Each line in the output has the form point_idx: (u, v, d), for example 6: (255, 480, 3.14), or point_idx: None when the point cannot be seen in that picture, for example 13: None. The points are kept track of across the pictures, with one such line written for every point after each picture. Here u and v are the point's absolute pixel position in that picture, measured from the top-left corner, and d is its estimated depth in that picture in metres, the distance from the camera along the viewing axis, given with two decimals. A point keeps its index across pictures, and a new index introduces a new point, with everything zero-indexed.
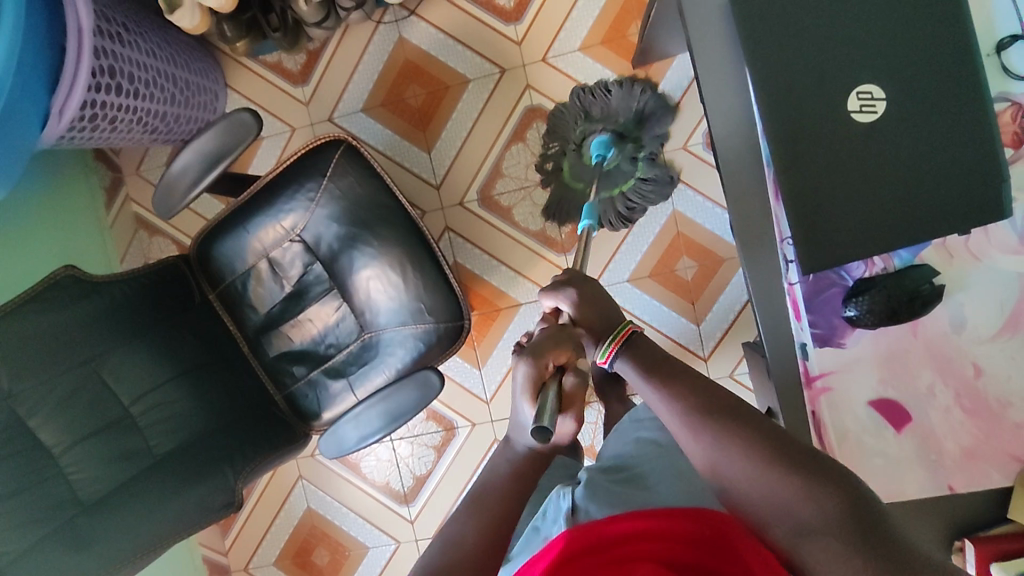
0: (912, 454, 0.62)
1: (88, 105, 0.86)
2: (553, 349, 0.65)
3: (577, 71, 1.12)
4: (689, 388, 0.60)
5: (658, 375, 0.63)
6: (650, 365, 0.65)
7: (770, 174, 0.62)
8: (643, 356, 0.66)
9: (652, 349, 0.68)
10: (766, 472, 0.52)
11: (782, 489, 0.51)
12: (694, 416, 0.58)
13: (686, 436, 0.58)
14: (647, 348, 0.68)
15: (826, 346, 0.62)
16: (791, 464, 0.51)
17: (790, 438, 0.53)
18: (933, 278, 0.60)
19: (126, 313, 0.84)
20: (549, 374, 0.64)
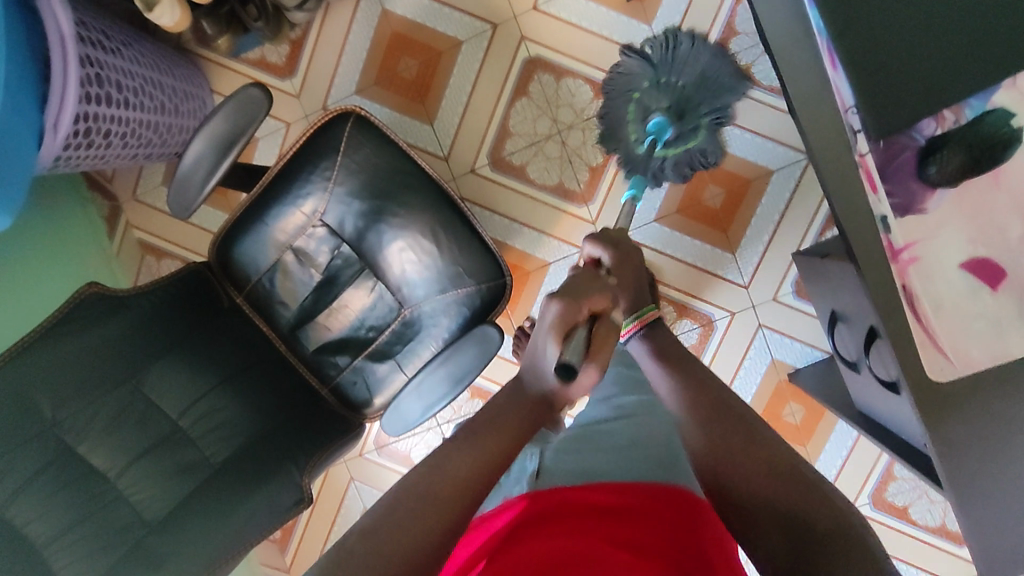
0: (1013, 312, 0.59)
1: (81, 118, 0.82)
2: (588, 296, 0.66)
3: (571, 14, 1.09)
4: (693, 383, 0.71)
5: (667, 365, 0.76)
6: (665, 353, 0.78)
7: (823, 45, 0.59)
8: (660, 344, 0.80)
9: (668, 338, 0.81)
10: (768, 482, 0.59)
11: (776, 497, 0.58)
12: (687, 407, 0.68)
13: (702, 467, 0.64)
14: (662, 336, 0.82)
15: (908, 215, 0.59)
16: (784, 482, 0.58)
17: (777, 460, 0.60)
18: (1009, 120, 0.55)
19: (158, 326, 0.79)
20: (580, 318, 0.64)
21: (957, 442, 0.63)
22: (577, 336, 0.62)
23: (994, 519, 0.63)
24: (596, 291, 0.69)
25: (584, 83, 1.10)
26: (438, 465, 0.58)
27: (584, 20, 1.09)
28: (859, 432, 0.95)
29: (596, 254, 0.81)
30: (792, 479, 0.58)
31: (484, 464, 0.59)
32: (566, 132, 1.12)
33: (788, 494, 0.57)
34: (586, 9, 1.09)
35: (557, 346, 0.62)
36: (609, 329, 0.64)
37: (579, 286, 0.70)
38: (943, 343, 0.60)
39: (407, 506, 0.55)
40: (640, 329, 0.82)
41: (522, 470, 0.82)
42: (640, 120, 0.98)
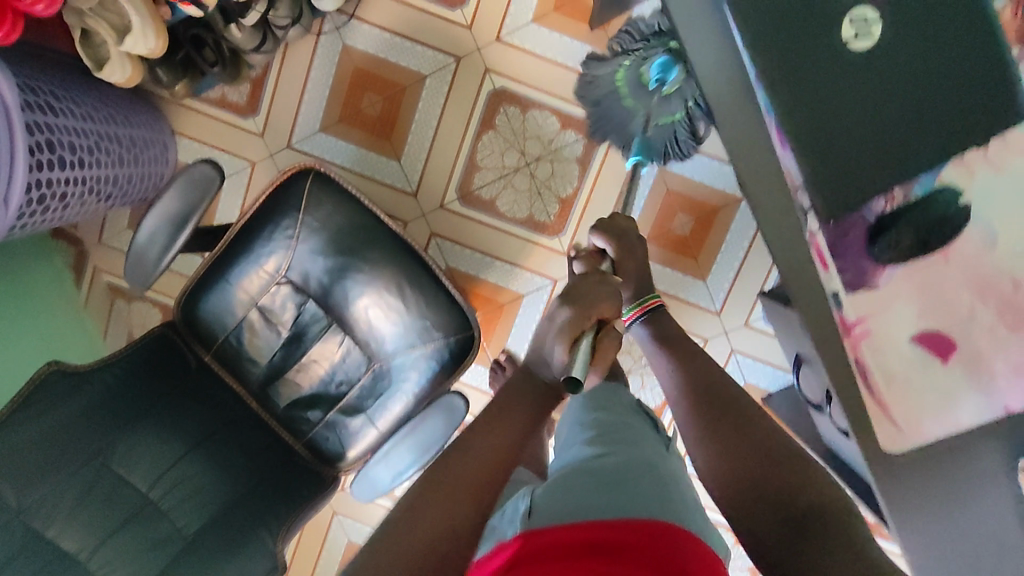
0: (962, 383, 0.59)
1: (35, 186, 0.80)
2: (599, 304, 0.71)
3: (535, 45, 1.07)
4: (700, 372, 0.77)
5: (666, 347, 0.84)
6: (666, 337, 0.85)
7: (771, 124, 0.59)
8: (658, 328, 0.87)
9: (668, 322, 0.88)
10: (770, 470, 0.63)
11: (779, 482, 0.62)
12: (686, 398, 0.75)
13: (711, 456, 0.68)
14: (663, 322, 0.88)
15: (859, 291, 0.61)
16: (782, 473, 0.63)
17: (772, 451, 0.65)
18: (958, 198, 0.55)
19: (122, 400, 0.79)
20: (587, 325, 0.70)
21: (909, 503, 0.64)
22: (583, 344, 0.67)
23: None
24: (603, 291, 0.73)
25: (551, 115, 1.09)
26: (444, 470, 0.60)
27: (549, 50, 1.07)
28: (827, 464, 0.96)
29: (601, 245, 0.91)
30: (781, 463, 0.64)
31: (487, 467, 0.61)
32: (534, 164, 1.11)
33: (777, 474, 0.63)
34: (550, 39, 1.07)
35: (566, 352, 0.67)
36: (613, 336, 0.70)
37: (587, 284, 0.74)
38: (895, 413, 0.62)
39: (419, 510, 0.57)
40: (641, 315, 0.90)
41: (515, 510, 0.72)
42: (638, 83, 0.96)
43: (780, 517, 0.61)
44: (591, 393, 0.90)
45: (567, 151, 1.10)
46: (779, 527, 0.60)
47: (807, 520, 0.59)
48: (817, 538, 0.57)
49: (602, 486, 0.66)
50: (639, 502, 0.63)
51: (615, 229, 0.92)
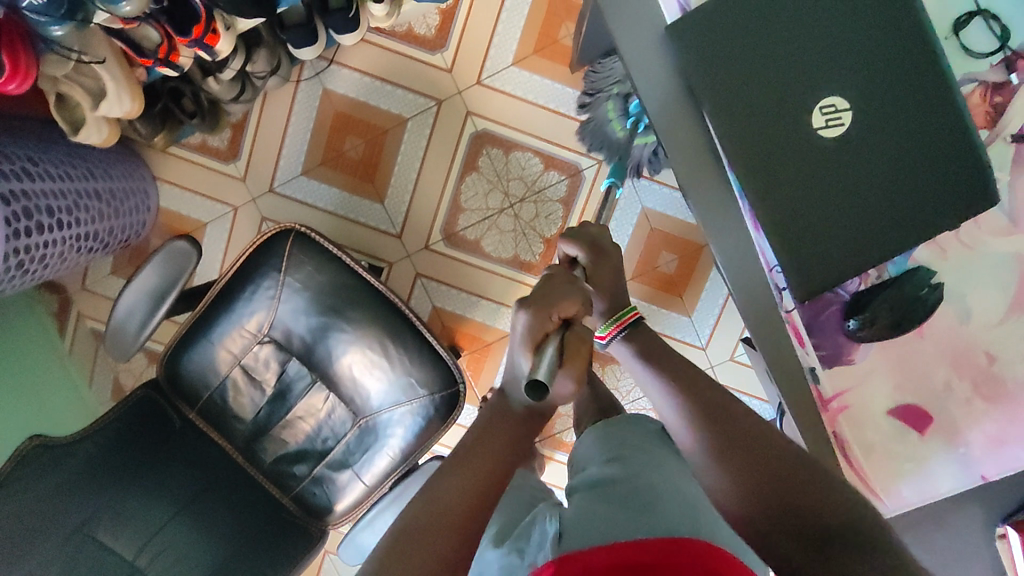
0: (940, 455, 0.60)
1: (11, 255, 0.79)
2: (560, 303, 0.61)
3: (516, 87, 1.08)
4: (687, 381, 0.61)
5: (654, 362, 0.66)
6: (648, 350, 0.68)
7: (745, 207, 0.59)
8: (643, 345, 0.70)
9: (652, 337, 0.71)
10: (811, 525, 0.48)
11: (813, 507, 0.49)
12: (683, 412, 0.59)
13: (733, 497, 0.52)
14: (648, 335, 0.71)
15: (837, 366, 0.60)
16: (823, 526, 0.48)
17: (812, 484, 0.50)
18: (931, 279, 0.58)
19: (105, 467, 0.80)
20: (550, 326, 0.60)
21: None
22: (550, 347, 0.57)
23: None
24: (566, 291, 0.63)
25: (533, 156, 1.09)
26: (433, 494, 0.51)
27: (530, 93, 1.08)
28: None
29: (572, 252, 0.77)
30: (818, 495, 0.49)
31: (477, 490, 0.52)
32: (518, 205, 1.11)
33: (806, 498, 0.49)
34: (531, 82, 1.07)
35: (528, 358, 0.58)
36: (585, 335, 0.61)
37: (548, 285, 0.65)
38: (875, 484, 0.61)
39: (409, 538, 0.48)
40: (620, 331, 0.72)
41: (543, 535, 0.55)
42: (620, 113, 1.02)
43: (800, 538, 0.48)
44: (586, 437, 0.66)
45: (551, 192, 1.10)
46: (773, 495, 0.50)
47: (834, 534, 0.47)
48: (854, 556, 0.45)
49: (622, 511, 0.49)
50: (665, 513, 0.48)
51: (586, 235, 0.78)
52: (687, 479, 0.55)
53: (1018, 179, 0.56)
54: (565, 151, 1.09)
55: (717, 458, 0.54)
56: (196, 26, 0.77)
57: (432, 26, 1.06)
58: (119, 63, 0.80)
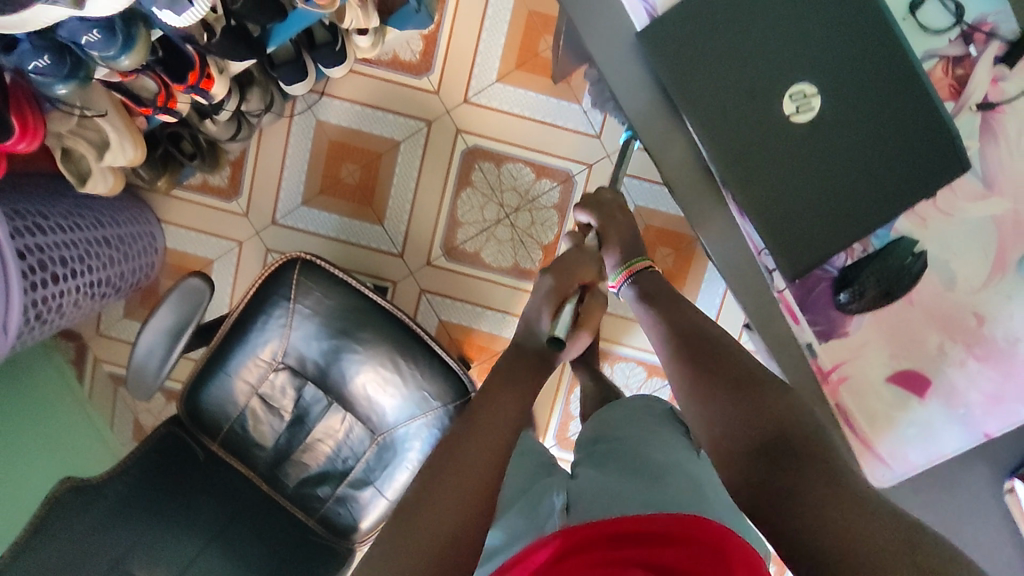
0: (941, 416, 0.62)
1: (30, 306, 0.82)
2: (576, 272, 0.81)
3: (501, 102, 1.11)
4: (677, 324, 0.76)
5: (655, 307, 0.80)
6: (651, 295, 0.82)
7: (728, 195, 0.62)
8: (648, 287, 0.83)
9: (656, 283, 0.84)
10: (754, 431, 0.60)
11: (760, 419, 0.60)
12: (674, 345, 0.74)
13: (700, 410, 0.66)
14: (650, 281, 0.84)
15: (832, 340, 0.62)
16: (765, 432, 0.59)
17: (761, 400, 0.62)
18: (913, 248, 0.60)
19: (136, 502, 0.81)
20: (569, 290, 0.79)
21: None
22: (566, 311, 0.77)
23: None
24: (582, 260, 0.82)
25: (524, 166, 1.12)
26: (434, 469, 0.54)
27: (516, 107, 1.11)
28: None
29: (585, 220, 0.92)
30: (767, 403, 0.61)
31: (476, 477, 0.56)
32: (514, 215, 1.14)
33: (762, 401, 0.62)
34: (517, 96, 1.11)
35: (551, 317, 0.77)
36: (592, 299, 0.82)
37: (564, 257, 0.83)
38: (881, 451, 0.63)
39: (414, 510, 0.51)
40: (629, 277, 0.85)
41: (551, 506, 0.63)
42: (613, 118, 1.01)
43: (746, 430, 0.61)
44: (601, 412, 0.76)
45: (545, 200, 1.13)
46: (732, 401, 0.64)
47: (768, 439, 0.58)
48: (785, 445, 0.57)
49: (624, 475, 0.60)
50: (669, 483, 0.57)
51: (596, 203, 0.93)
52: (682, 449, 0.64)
53: (989, 147, 0.58)
54: (554, 159, 1.12)
55: (693, 376, 0.69)
56: (192, 73, 0.82)
57: (416, 52, 1.10)
58: (120, 115, 0.84)
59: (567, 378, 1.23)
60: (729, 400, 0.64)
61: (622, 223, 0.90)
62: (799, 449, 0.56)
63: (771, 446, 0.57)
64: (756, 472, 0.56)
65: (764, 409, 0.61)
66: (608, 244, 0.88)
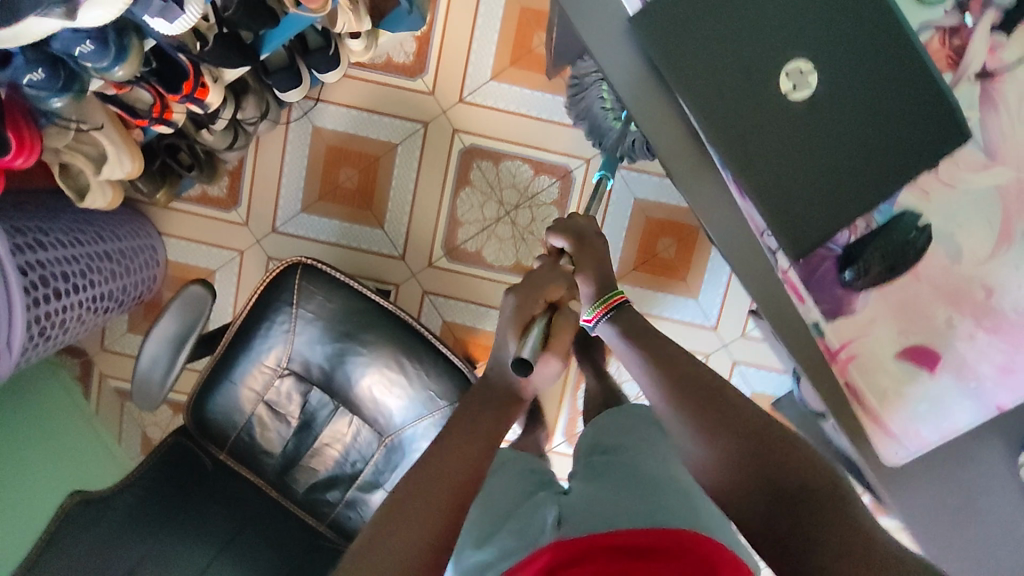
0: (952, 391, 0.61)
1: (33, 322, 0.82)
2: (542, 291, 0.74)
3: (497, 100, 1.11)
4: (669, 366, 0.67)
5: (638, 345, 0.71)
6: (633, 331, 0.73)
7: (728, 176, 0.61)
8: (628, 327, 0.73)
9: (636, 319, 0.75)
10: (776, 490, 0.56)
11: (782, 475, 0.56)
12: (670, 395, 0.65)
13: (716, 468, 0.60)
14: (631, 316, 0.75)
15: (839, 318, 0.62)
16: (789, 491, 0.55)
17: (781, 454, 0.57)
18: (917, 222, 0.59)
19: (144, 515, 0.81)
20: (537, 310, 0.73)
21: (924, 514, 0.64)
22: (532, 332, 0.68)
23: None
24: (551, 278, 0.75)
25: (522, 163, 1.12)
26: (429, 462, 0.57)
27: (511, 104, 1.11)
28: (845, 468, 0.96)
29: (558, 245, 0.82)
30: (787, 460, 0.57)
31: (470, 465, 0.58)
32: (514, 212, 1.14)
33: (776, 465, 0.57)
34: (512, 93, 1.11)
35: (516, 339, 0.69)
36: (563, 320, 0.72)
37: (532, 276, 0.77)
38: (893, 428, 0.62)
39: (412, 499, 0.54)
40: (606, 313, 0.75)
41: (543, 522, 0.64)
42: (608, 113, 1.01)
43: (772, 510, 0.55)
44: (594, 423, 0.77)
45: (544, 196, 1.13)
46: (752, 477, 0.57)
47: (798, 499, 0.54)
48: (811, 499, 0.54)
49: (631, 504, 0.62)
50: (666, 502, 0.62)
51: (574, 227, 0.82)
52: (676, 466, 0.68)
53: (988, 115, 0.58)
54: (552, 155, 1.12)
55: (701, 431, 0.61)
56: (186, 84, 0.81)
57: (409, 53, 1.10)
58: (115, 127, 0.84)
59: (574, 379, 1.23)
60: (749, 476, 0.57)
61: (598, 251, 0.80)
62: (834, 533, 0.51)
63: (801, 505, 0.54)
64: (788, 537, 0.53)
65: (784, 464, 0.57)
66: (582, 271, 0.78)
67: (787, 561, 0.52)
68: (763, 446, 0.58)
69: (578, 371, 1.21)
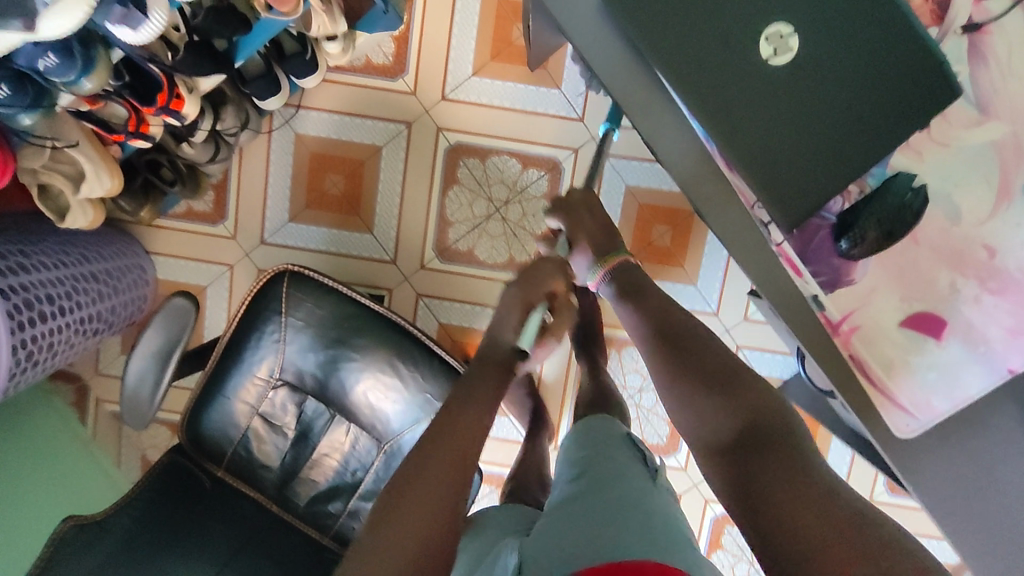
0: (960, 357, 0.59)
1: (18, 347, 0.80)
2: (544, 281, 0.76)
3: (479, 96, 1.09)
4: (658, 313, 0.71)
5: (629, 300, 0.75)
6: (628, 287, 0.76)
7: (713, 149, 0.59)
8: (623, 282, 0.77)
9: (636, 274, 0.78)
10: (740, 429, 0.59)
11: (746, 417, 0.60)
12: (653, 343, 0.69)
13: (687, 410, 0.64)
14: (630, 272, 0.78)
15: (838, 289, 0.59)
16: (751, 430, 0.59)
17: (746, 397, 0.61)
18: (912, 183, 0.57)
19: (143, 538, 0.79)
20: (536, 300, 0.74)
21: (940, 489, 0.62)
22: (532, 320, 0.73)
23: (1003, 557, 0.62)
24: (550, 271, 0.77)
25: (509, 157, 1.11)
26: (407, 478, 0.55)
27: (495, 98, 1.09)
28: (856, 446, 0.94)
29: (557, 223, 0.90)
30: (752, 400, 0.61)
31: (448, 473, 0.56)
32: (504, 208, 1.12)
33: (740, 406, 0.61)
34: (494, 88, 1.09)
35: (518, 322, 0.73)
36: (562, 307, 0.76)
37: (531, 266, 0.78)
38: (903, 401, 0.60)
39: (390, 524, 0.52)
40: (607, 275, 0.79)
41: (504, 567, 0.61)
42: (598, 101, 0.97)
43: (728, 435, 0.60)
44: (570, 438, 0.78)
45: (533, 189, 1.11)
46: (716, 405, 0.62)
47: (755, 436, 0.58)
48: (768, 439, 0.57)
49: (599, 525, 0.58)
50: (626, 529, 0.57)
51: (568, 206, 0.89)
52: (643, 487, 0.64)
53: (978, 70, 0.56)
54: (539, 147, 1.10)
55: (675, 376, 0.65)
56: (160, 95, 0.80)
57: (389, 54, 1.09)
58: (92, 144, 0.82)
59: (573, 379, 1.21)
60: (713, 403, 0.62)
61: (591, 224, 0.85)
62: (780, 453, 0.56)
63: (759, 445, 0.57)
64: (743, 472, 0.57)
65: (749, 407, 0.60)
66: (578, 244, 0.85)
67: (733, 476, 0.57)
68: (732, 390, 0.62)
69: (578, 369, 1.20)
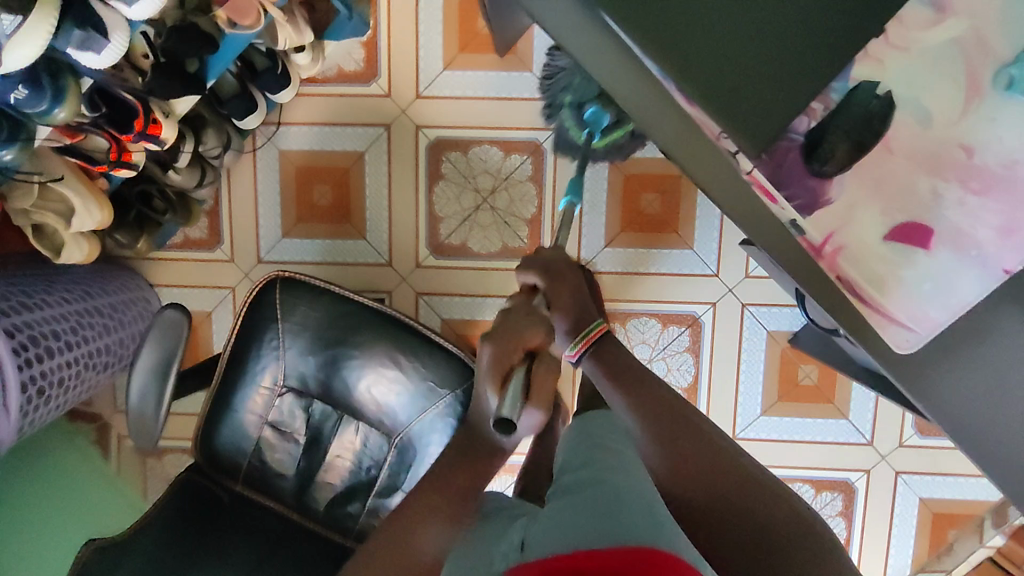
0: (951, 264, 0.55)
1: (28, 383, 0.81)
2: (525, 330, 0.64)
3: (453, 89, 1.10)
4: (648, 400, 0.69)
5: (617, 383, 0.72)
6: (613, 370, 0.74)
7: (671, 86, 0.57)
8: (606, 362, 0.75)
9: (614, 354, 0.77)
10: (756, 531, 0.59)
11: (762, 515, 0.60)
12: (650, 430, 0.66)
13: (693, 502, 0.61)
14: (610, 357, 0.76)
15: (816, 211, 0.56)
16: (769, 530, 0.59)
17: (758, 493, 0.61)
18: (876, 90, 0.53)
19: (169, 553, 0.79)
20: (515, 359, 0.62)
21: (949, 403, 0.60)
22: (513, 382, 0.59)
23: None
24: (530, 321, 0.65)
25: (490, 146, 1.11)
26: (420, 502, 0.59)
27: (468, 90, 1.10)
28: (869, 385, 0.93)
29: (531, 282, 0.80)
30: (760, 498, 0.61)
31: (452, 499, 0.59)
32: (491, 197, 1.13)
33: (750, 504, 0.60)
34: (467, 79, 1.10)
35: (495, 394, 0.60)
36: (547, 368, 0.61)
37: (507, 321, 0.65)
38: (900, 316, 0.57)
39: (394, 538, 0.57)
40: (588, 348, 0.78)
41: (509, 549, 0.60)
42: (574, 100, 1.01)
43: (746, 536, 0.59)
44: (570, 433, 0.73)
45: (518, 174, 1.12)
46: (726, 500, 0.61)
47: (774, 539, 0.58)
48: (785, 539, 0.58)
49: (594, 520, 0.53)
50: (629, 514, 0.53)
51: (540, 261, 0.81)
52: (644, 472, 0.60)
53: None
54: (518, 132, 1.11)
55: (681, 468, 0.63)
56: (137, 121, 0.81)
57: (359, 60, 1.10)
58: (78, 177, 0.85)
59: None
60: (720, 501, 0.61)
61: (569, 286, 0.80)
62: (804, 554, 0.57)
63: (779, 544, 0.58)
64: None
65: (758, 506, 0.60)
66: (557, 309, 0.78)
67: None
68: (741, 486, 0.61)
69: None
